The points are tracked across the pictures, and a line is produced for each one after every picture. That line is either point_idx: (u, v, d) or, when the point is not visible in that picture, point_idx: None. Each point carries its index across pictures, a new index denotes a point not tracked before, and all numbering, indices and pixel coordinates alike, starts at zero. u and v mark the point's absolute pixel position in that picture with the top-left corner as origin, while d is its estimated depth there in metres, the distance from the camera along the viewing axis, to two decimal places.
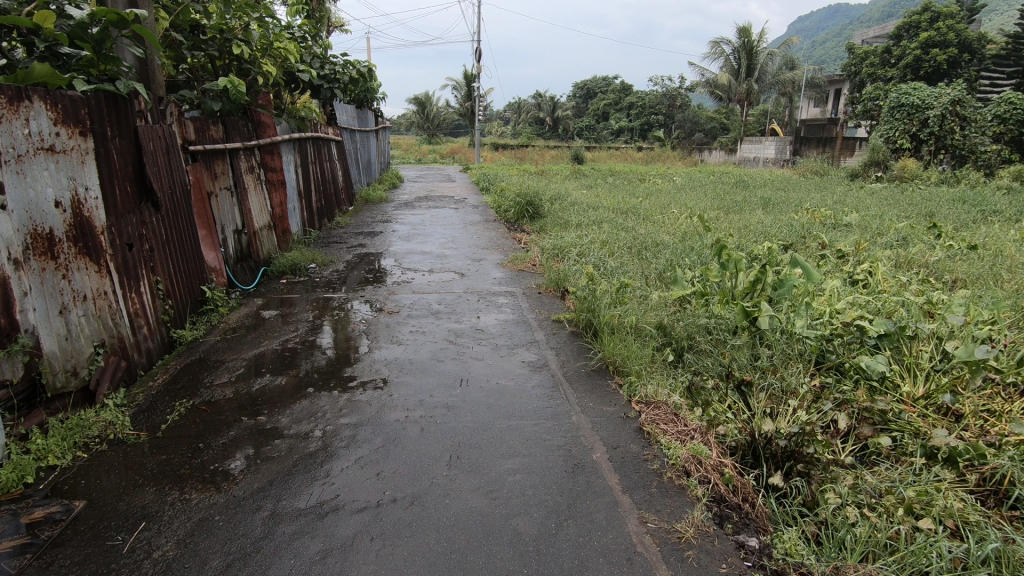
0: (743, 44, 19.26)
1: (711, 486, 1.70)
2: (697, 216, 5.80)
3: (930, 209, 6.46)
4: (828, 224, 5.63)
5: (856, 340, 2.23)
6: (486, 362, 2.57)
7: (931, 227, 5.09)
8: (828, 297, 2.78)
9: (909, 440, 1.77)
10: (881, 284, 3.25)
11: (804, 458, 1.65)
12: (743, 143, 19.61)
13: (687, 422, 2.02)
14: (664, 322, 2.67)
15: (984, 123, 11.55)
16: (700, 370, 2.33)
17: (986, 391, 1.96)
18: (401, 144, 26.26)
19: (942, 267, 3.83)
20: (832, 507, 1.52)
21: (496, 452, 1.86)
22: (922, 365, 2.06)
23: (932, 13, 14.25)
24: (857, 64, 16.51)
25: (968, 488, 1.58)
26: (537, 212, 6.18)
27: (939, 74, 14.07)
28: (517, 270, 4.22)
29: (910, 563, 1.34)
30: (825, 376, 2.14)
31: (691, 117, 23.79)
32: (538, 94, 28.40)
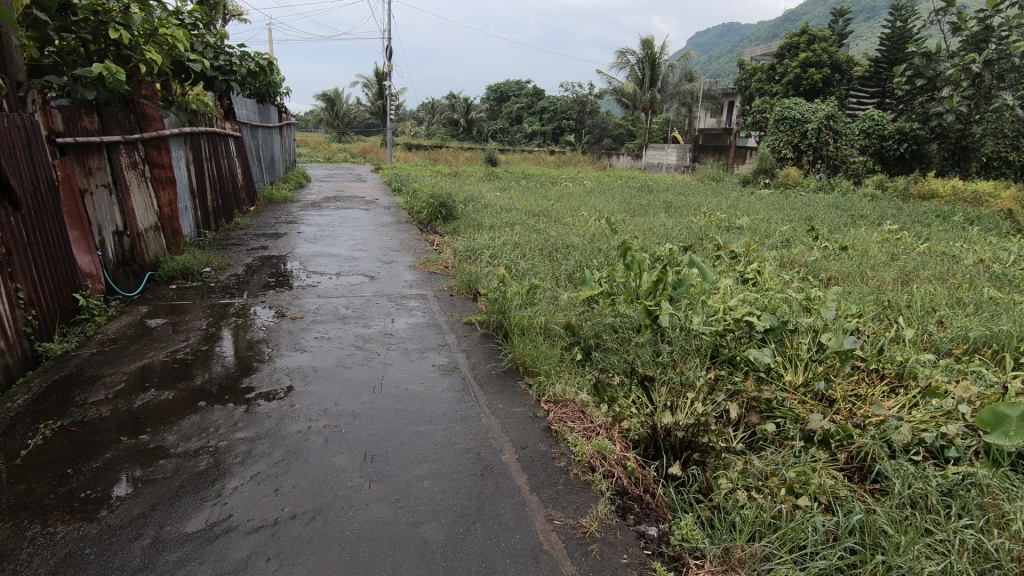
0: (646, 56, 20.30)
1: (615, 479, 1.77)
2: (604, 219, 6.04)
3: (809, 214, 7.13)
4: (722, 227, 6.05)
5: (745, 335, 2.40)
6: (396, 367, 2.53)
7: (809, 231, 5.61)
8: (721, 295, 2.99)
9: (791, 425, 1.94)
10: (767, 282, 3.54)
11: (700, 448, 1.76)
12: (647, 150, 20.61)
13: (593, 419, 2.09)
14: (572, 322, 2.75)
15: (853, 136, 12.93)
16: (606, 367, 2.42)
17: (853, 377, 2.18)
18: (309, 141, 25.24)
19: (818, 266, 4.24)
20: (724, 492, 1.62)
21: (406, 459, 1.82)
22: (801, 356, 2.26)
23: (809, 36, 15.74)
24: (747, 79, 17.90)
25: (838, 466, 1.76)
26: (450, 214, 6.17)
27: (815, 91, 15.57)
28: (429, 272, 4.17)
29: (790, 539, 1.46)
30: (719, 369, 2.30)
31: (600, 123, 24.70)
32: (452, 96, 28.35)
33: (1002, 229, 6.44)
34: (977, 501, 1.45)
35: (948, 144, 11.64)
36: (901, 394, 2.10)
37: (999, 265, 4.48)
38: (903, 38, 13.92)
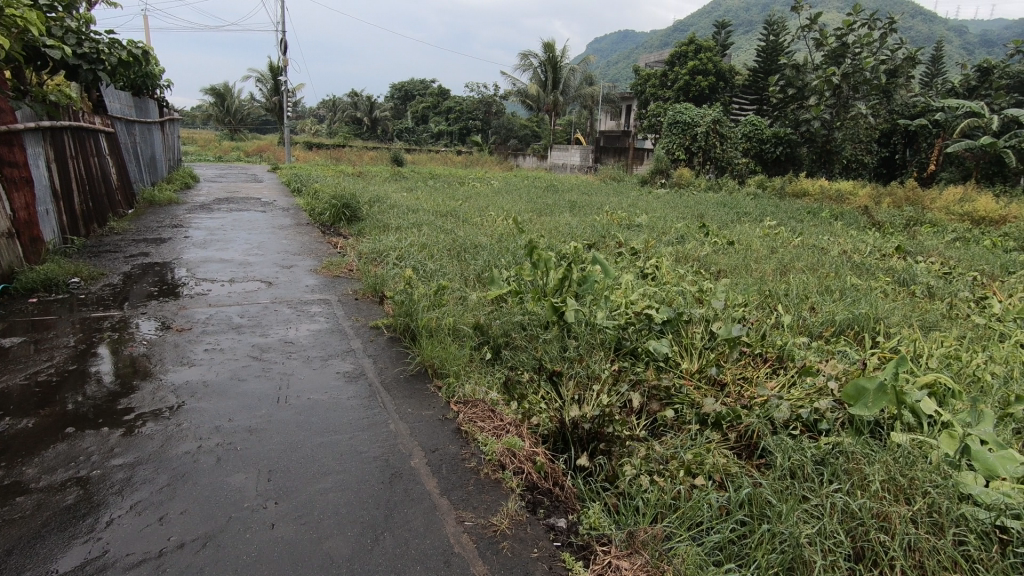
0: (548, 58, 20.80)
1: (525, 475, 1.80)
2: (511, 219, 6.11)
3: (700, 212, 7.63)
4: (623, 225, 6.33)
5: (645, 327, 2.53)
6: (297, 376, 2.40)
7: (700, 227, 6.01)
8: (623, 290, 3.12)
9: (687, 410, 2.06)
10: (664, 276, 3.75)
11: (605, 438, 1.82)
12: (552, 151, 21.11)
13: (503, 417, 2.10)
14: (481, 322, 2.76)
15: (736, 140, 14.01)
16: (516, 365, 2.45)
17: (741, 362, 2.37)
18: (197, 139, 23.42)
19: (709, 260, 4.55)
20: (628, 478, 1.70)
21: (309, 472, 1.74)
22: (695, 345, 2.42)
23: (695, 45, 16.87)
24: (642, 84, 18.87)
25: (729, 445, 1.90)
26: (354, 215, 5.97)
27: (703, 97, 16.71)
28: (332, 276, 4.02)
29: (688, 518, 1.55)
30: (622, 360, 2.40)
31: (505, 124, 24.94)
32: (354, 93, 27.48)
33: (860, 223, 7.27)
34: (844, 466, 1.61)
35: (816, 147, 13.11)
36: (781, 374, 2.30)
37: (859, 255, 5.06)
38: (775, 51, 15.25)
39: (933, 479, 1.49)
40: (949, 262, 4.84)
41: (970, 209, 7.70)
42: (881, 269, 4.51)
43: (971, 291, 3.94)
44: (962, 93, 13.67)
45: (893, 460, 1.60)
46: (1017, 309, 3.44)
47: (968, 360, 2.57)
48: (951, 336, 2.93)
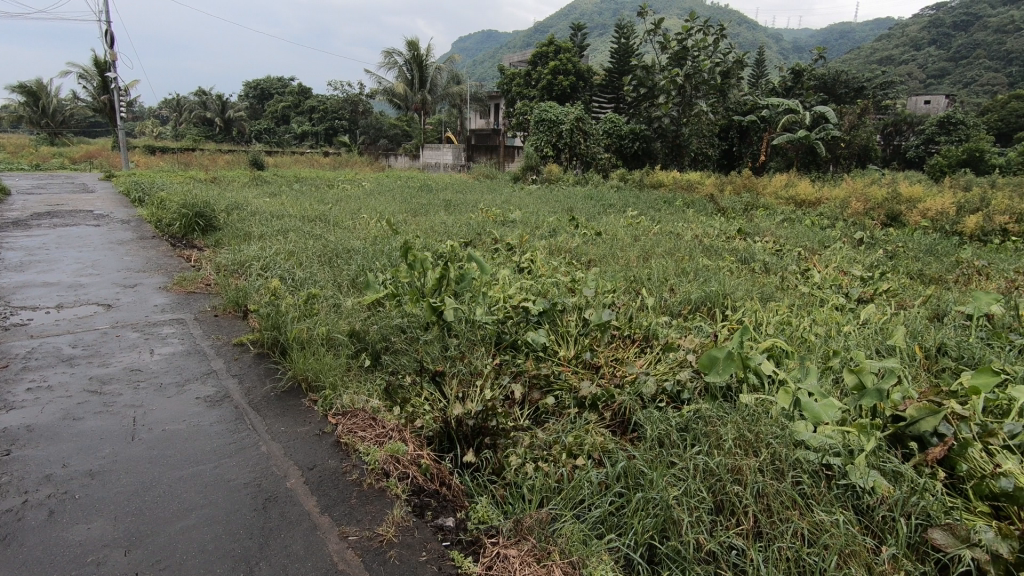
0: (413, 57, 20.56)
1: (410, 480, 1.77)
2: (385, 220, 5.96)
3: (569, 205, 8.01)
4: (498, 222, 6.45)
5: (522, 319, 2.61)
6: (148, 407, 2.15)
7: (570, 220, 6.31)
8: (500, 285, 3.19)
9: (565, 396, 2.16)
10: (539, 269, 3.89)
11: (490, 432, 1.85)
12: (424, 150, 20.91)
13: (384, 424, 2.05)
14: (357, 328, 2.67)
15: (598, 136, 14.85)
16: (396, 369, 2.40)
17: (612, 344, 2.52)
18: (5, 144, 19.99)
19: (580, 251, 4.79)
20: (514, 468, 1.74)
21: (168, 511, 1.57)
22: (571, 333, 2.54)
23: (555, 47, 17.65)
24: (507, 83, 19.41)
25: (605, 424, 2.02)
26: (209, 224, 5.48)
27: (565, 96, 17.52)
28: (186, 293, 3.65)
29: (571, 498, 1.63)
30: (503, 354, 2.45)
31: (374, 124, 24.23)
32: (203, 92, 25.15)
33: (708, 210, 8.06)
34: (703, 429, 1.79)
35: (667, 142, 14.46)
36: (648, 352, 2.48)
37: (708, 238, 5.62)
38: (627, 53, 16.35)
39: (773, 430, 1.70)
40: (780, 241, 5.53)
41: (793, 194, 8.86)
42: (726, 250, 5.04)
43: (797, 264, 4.53)
44: (781, 92, 15.68)
45: (742, 419, 1.80)
46: (831, 277, 4.03)
47: (797, 325, 2.97)
48: (783, 305, 3.36)
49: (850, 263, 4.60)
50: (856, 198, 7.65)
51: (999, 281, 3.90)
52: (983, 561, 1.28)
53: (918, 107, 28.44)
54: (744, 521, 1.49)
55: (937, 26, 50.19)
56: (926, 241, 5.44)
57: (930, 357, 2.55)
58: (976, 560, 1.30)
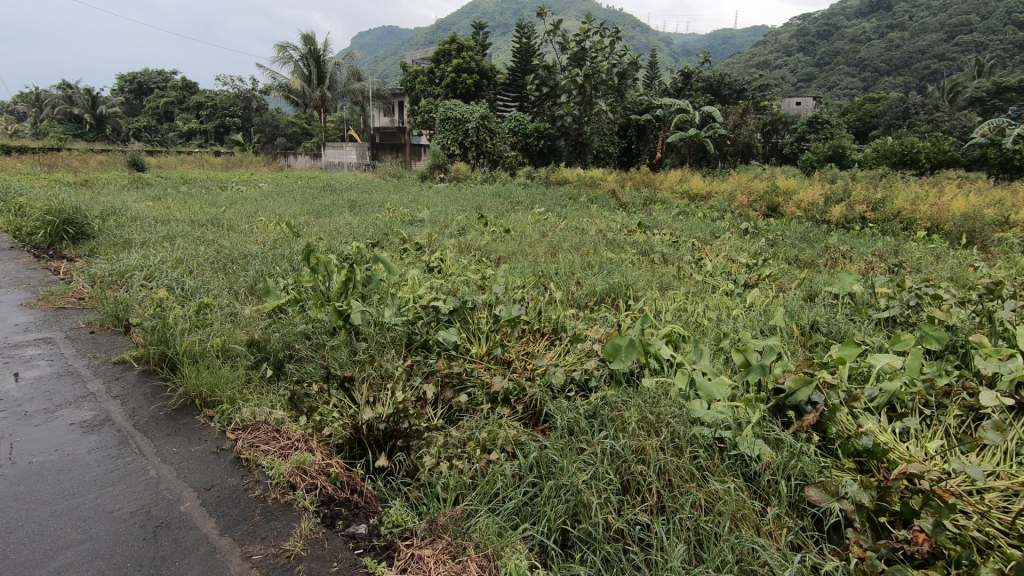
0: (309, 52, 19.63)
1: (319, 490, 1.71)
2: (285, 223, 5.68)
3: (478, 203, 8.03)
4: (406, 221, 6.35)
5: (433, 319, 2.59)
6: (10, 439, 1.92)
7: (479, 218, 6.33)
8: (409, 285, 3.14)
9: (478, 393, 2.17)
10: (449, 268, 3.88)
11: (403, 435, 1.82)
12: (326, 149, 20.09)
13: (290, 435, 1.96)
14: (256, 337, 2.52)
15: (504, 134, 15.00)
16: (302, 377, 2.31)
17: (523, 339, 2.57)
18: None
19: (489, 249, 4.83)
20: (428, 468, 1.74)
21: (39, 552, 1.42)
22: (482, 329, 2.56)
23: (457, 45, 17.64)
24: (411, 80, 19.13)
25: (517, 417, 2.06)
26: (81, 232, 4.95)
27: (470, 94, 17.56)
28: (55, 309, 3.28)
29: (486, 493, 1.65)
30: (415, 354, 2.42)
31: (269, 121, 22.94)
32: (67, 85, 22.58)
33: (610, 205, 8.40)
34: (609, 414, 1.87)
35: (571, 140, 14.99)
36: (557, 344, 2.55)
37: (611, 232, 5.86)
38: (528, 52, 16.65)
39: (673, 410, 1.81)
40: (676, 233, 5.88)
41: (687, 188, 9.46)
42: (628, 243, 5.28)
43: (692, 254, 4.84)
44: (673, 93, 16.65)
45: (644, 401, 1.90)
46: (721, 265, 4.35)
47: (692, 310, 3.17)
48: (680, 293, 3.58)
49: (738, 251, 4.98)
50: (741, 192, 8.30)
51: (860, 263, 4.40)
52: (849, 511, 1.44)
53: (790, 109, 31.44)
54: (649, 498, 1.58)
55: (803, 35, 55.50)
56: (800, 229, 6.02)
57: (806, 334, 2.83)
58: (844, 510, 1.46)
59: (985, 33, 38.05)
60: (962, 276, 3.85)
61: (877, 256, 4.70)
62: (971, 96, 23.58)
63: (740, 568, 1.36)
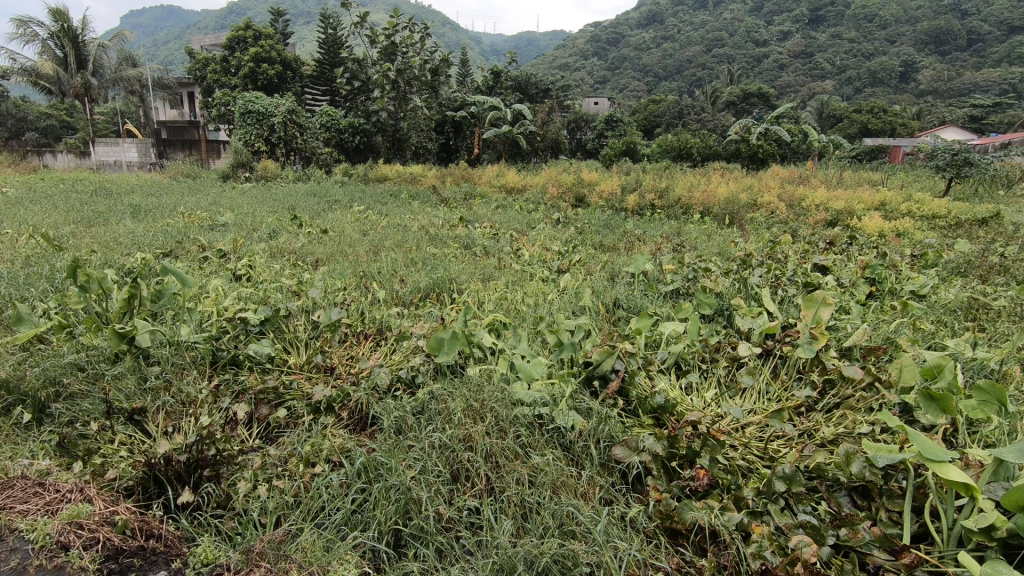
0: (61, 29, 16.06)
1: (102, 544, 1.46)
2: (42, 235, 4.71)
3: (290, 203, 7.48)
4: (205, 226, 5.69)
5: (241, 332, 2.36)
6: None
7: (292, 219, 5.92)
8: (212, 297, 2.83)
9: (299, 404, 2.05)
10: (259, 275, 3.57)
11: (209, 463, 1.66)
12: (96, 146, 17.00)
13: (57, 486, 1.63)
14: (4, 376, 2.07)
15: (315, 129, 14.16)
16: (75, 416, 1.96)
17: (345, 343, 2.48)
18: None
19: (305, 251, 4.55)
20: (242, 495, 1.61)
21: None
22: (300, 337, 2.42)
23: (253, 32, 16.27)
24: (201, 69, 17.14)
25: (343, 425, 1.99)
26: None
27: (273, 86, 16.28)
28: None
29: (311, 508, 1.57)
30: (223, 373, 2.20)
31: (13, 112, 18.76)
32: None
33: (432, 201, 8.43)
34: (436, 408, 1.90)
35: (388, 136, 14.71)
36: (382, 345, 2.50)
37: (434, 228, 5.89)
38: (336, 44, 15.90)
39: (496, 394, 1.89)
40: (495, 225, 6.12)
41: (503, 182, 9.89)
42: (450, 238, 5.35)
43: (510, 245, 5.08)
44: (484, 91, 17.26)
45: (469, 390, 1.96)
46: (537, 254, 4.63)
47: (512, 298, 3.34)
48: (501, 283, 3.73)
49: (551, 240, 5.35)
50: (552, 185, 8.92)
51: (651, 245, 5.01)
52: (647, 461, 1.65)
53: (590, 108, 34.60)
54: (477, 483, 1.64)
55: (595, 41, 61.19)
56: (603, 217, 6.66)
57: (610, 310, 3.15)
58: (643, 462, 1.66)
59: (732, 47, 45.72)
60: (726, 250, 4.60)
61: (664, 237, 5.40)
62: (726, 100, 28.24)
63: (560, 530, 1.48)
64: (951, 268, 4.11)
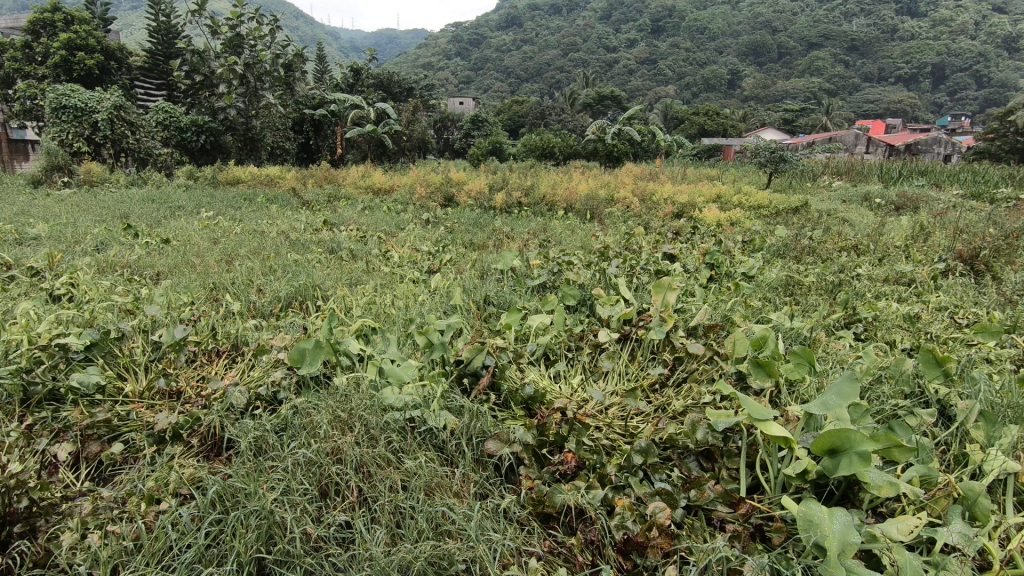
0: None
1: None
2: None
3: (122, 211, 6.61)
4: (10, 241, 4.85)
5: (60, 361, 2.04)
6: None
7: (124, 228, 5.24)
8: (19, 324, 2.41)
9: (139, 436, 1.83)
10: (85, 293, 3.11)
11: (22, 518, 1.45)
12: None
13: None
14: None
15: (150, 128, 12.70)
16: None
17: (194, 362, 2.25)
18: None
19: (142, 264, 4.06)
20: (67, 548, 1.41)
21: None
22: (137, 361, 2.16)
23: (63, 15, 14.28)
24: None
25: (194, 453, 1.81)
26: None
27: (93, 78, 14.36)
28: None
29: (156, 549, 1.41)
30: (40, 411, 1.90)
31: None
32: None
33: (292, 204, 7.93)
34: (299, 424, 1.79)
35: (238, 135, 13.67)
36: (237, 362, 2.30)
37: (295, 232, 5.55)
38: (170, 33, 14.35)
39: (363, 402, 1.83)
40: (362, 227, 5.91)
41: (370, 183, 9.59)
42: (313, 243, 5.08)
43: (379, 247, 4.94)
44: (344, 88, 16.64)
45: (335, 400, 1.87)
46: (407, 255, 4.55)
47: (381, 301, 3.25)
48: (369, 287, 3.61)
49: (421, 241, 5.30)
50: (419, 185, 8.84)
51: (519, 241, 5.16)
52: (518, 451, 1.69)
53: (456, 108, 34.70)
54: (348, 496, 1.59)
55: (457, 41, 61.61)
56: (472, 216, 6.73)
57: (481, 308, 3.19)
58: (514, 453, 1.70)
59: (586, 53, 48.53)
60: (587, 244, 4.87)
61: (531, 234, 5.59)
62: (583, 101, 29.90)
63: (434, 531, 1.47)
64: (773, 251, 4.73)
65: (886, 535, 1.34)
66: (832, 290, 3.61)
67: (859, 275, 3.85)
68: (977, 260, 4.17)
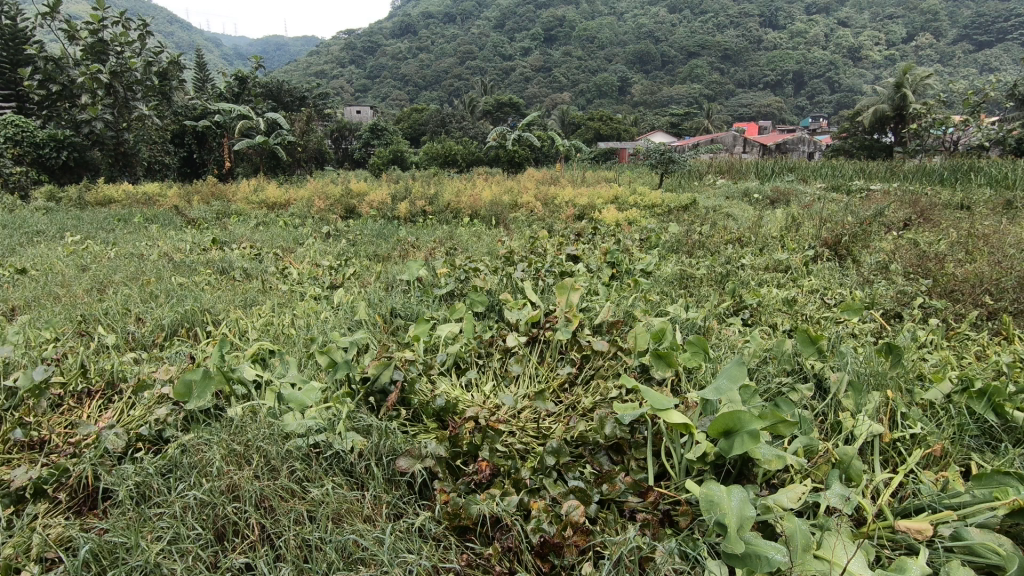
0: None
1: None
2: None
3: None
4: None
5: None
6: None
7: None
8: None
9: None
10: None
11: None
12: None
13: None
14: None
15: None
16: None
17: (59, 408, 1.99)
18: None
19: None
20: None
21: None
22: None
23: None
24: None
25: (63, 508, 1.61)
26: None
27: None
28: None
29: None
30: None
31: None
32: None
33: (174, 223, 7.29)
34: (187, 462, 1.64)
35: (108, 150, 12.39)
36: (114, 401, 2.06)
37: (180, 253, 5.12)
38: (18, 38, 12.80)
39: (260, 432, 1.70)
40: (256, 244, 5.56)
41: (263, 198, 9.07)
42: (201, 263, 4.69)
43: (275, 265, 4.65)
44: (230, 98, 15.73)
45: (228, 434, 1.72)
46: (306, 272, 4.33)
47: (279, 322, 3.06)
48: (264, 307, 3.39)
49: (322, 255, 5.06)
50: (317, 197, 8.48)
51: (424, 250, 5.09)
52: (431, 466, 1.65)
53: (353, 117, 33.73)
54: (249, 534, 1.48)
55: (351, 49, 60.13)
56: (375, 227, 6.55)
57: (388, 321, 3.10)
58: (427, 467, 1.65)
59: (483, 61, 49.19)
60: (493, 249, 4.89)
61: (436, 242, 5.52)
62: (483, 108, 30.28)
63: (346, 561, 1.40)
64: (667, 246, 5.00)
65: (778, 505, 1.44)
66: (721, 280, 3.88)
67: (745, 265, 4.18)
68: (839, 245, 4.68)
